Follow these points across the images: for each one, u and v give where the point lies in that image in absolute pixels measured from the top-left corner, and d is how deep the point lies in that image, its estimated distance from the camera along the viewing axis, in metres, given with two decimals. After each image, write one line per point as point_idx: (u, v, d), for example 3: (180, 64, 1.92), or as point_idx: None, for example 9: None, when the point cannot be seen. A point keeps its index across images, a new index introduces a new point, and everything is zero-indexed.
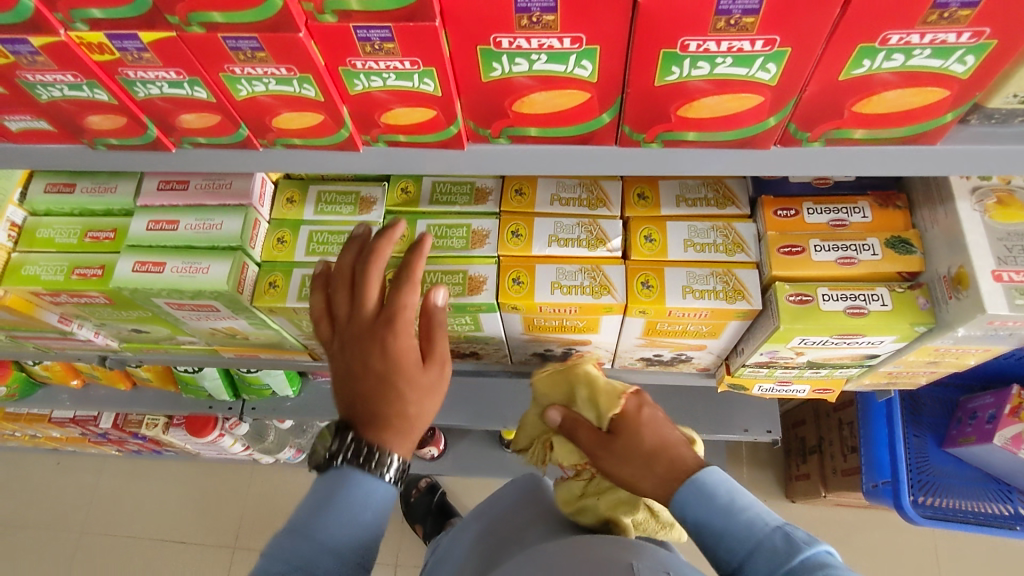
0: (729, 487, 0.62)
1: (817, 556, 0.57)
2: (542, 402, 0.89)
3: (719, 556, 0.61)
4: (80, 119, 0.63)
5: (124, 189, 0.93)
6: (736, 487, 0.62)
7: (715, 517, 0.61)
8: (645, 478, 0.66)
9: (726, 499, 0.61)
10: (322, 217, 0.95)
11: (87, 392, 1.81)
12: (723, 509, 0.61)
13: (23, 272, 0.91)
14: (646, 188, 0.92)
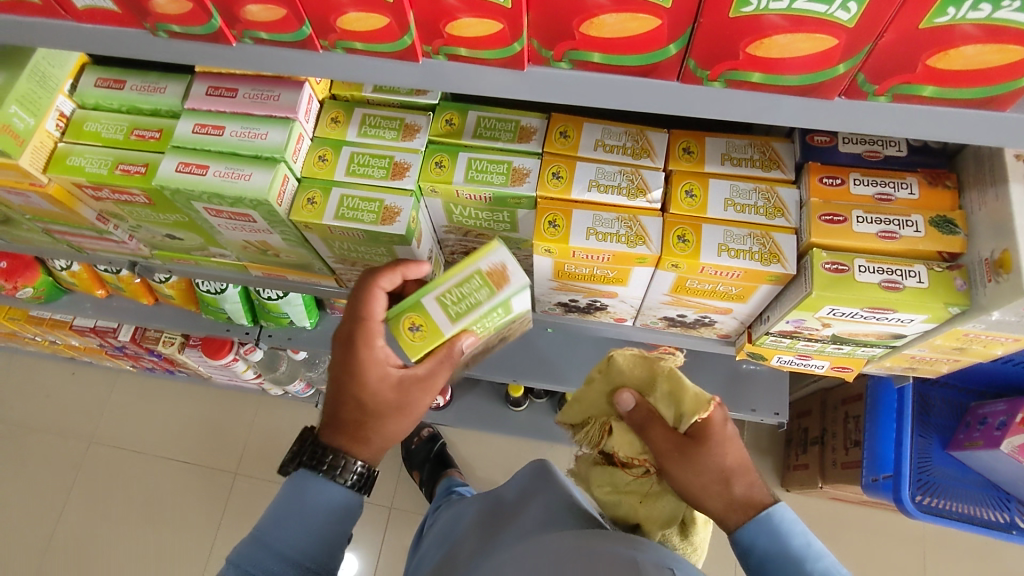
0: (805, 534, 0.75)
1: None
2: (618, 381, 0.89)
3: None
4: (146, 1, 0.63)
5: (173, 91, 0.93)
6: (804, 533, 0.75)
7: (785, 555, 0.73)
8: (718, 496, 0.78)
9: (801, 544, 0.74)
10: (364, 140, 0.94)
11: (109, 302, 1.84)
12: (797, 554, 0.73)
13: (68, 162, 0.92)
14: (692, 143, 0.91)
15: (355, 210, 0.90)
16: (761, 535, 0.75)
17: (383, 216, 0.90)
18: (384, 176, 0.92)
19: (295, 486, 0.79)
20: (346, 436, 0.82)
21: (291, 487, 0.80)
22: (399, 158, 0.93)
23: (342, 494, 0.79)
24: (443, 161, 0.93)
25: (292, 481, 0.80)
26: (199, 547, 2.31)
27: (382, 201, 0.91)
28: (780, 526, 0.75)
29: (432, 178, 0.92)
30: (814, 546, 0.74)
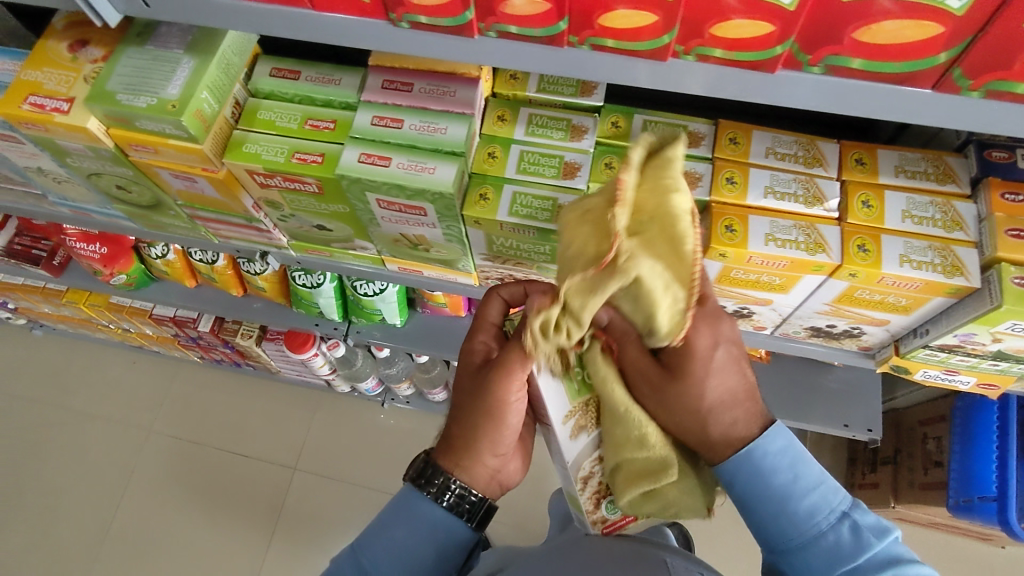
0: (793, 461, 0.77)
1: (879, 543, 0.73)
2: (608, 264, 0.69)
3: (765, 523, 0.78)
4: None
5: (348, 83, 0.95)
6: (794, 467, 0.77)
7: (776, 496, 0.76)
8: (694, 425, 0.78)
9: (787, 480, 0.77)
10: (533, 139, 0.95)
11: (198, 292, 1.85)
12: (781, 491, 0.76)
13: (244, 149, 0.93)
14: (865, 155, 0.91)
15: (528, 207, 0.91)
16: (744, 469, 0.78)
17: (557, 215, 0.91)
18: (555, 175, 0.93)
19: (405, 505, 0.85)
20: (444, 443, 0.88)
21: (397, 501, 0.87)
22: (569, 158, 0.94)
23: (442, 515, 0.84)
24: (612, 163, 0.94)
25: (400, 495, 0.87)
26: (258, 542, 2.30)
27: (555, 200, 0.92)
28: (764, 465, 0.77)
29: (602, 179, 0.93)
30: (802, 480, 0.77)
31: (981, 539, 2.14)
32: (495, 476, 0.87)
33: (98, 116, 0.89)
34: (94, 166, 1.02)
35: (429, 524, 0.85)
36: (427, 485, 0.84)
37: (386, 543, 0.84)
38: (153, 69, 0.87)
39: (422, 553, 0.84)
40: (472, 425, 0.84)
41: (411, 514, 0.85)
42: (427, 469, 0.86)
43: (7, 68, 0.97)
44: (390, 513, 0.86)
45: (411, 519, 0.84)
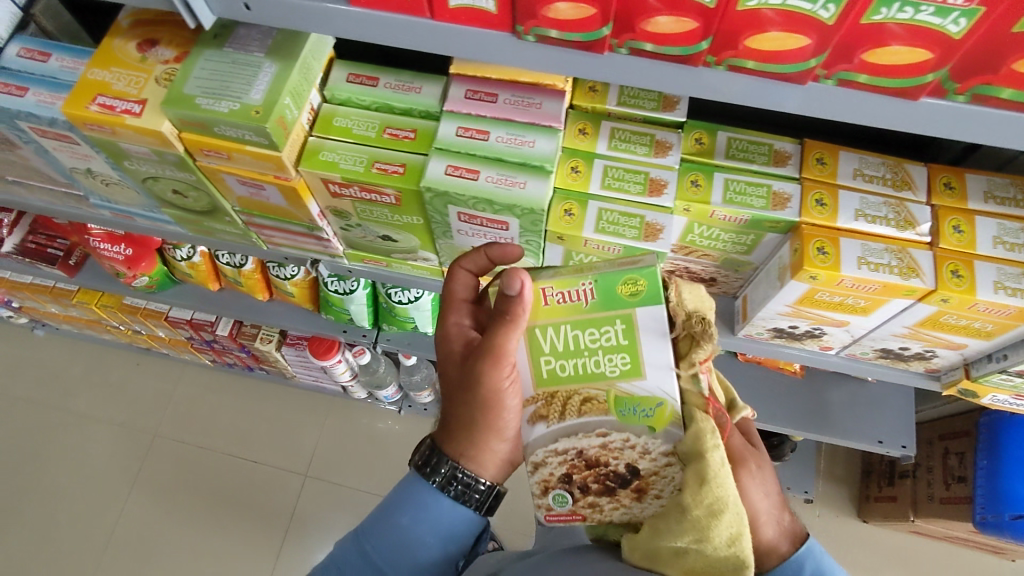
0: None
1: None
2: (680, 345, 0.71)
3: None
4: (541, 5, 0.61)
5: (429, 91, 0.92)
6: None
7: None
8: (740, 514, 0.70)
9: None
10: (617, 154, 0.93)
11: (220, 296, 1.80)
12: None
13: (320, 157, 0.89)
14: (953, 179, 0.91)
15: (615, 224, 0.90)
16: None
17: (645, 232, 0.90)
18: (640, 192, 0.91)
19: (412, 492, 0.79)
20: (444, 432, 0.83)
21: (401, 491, 0.81)
22: (654, 174, 0.92)
23: (451, 506, 0.79)
24: (699, 180, 0.92)
25: (403, 484, 0.81)
26: (268, 550, 2.22)
27: (642, 218, 0.90)
28: None
29: (689, 197, 0.91)
30: None
31: (994, 553, 2.16)
32: (507, 459, 0.82)
33: (172, 119, 0.85)
34: (153, 170, 0.97)
35: (439, 515, 0.79)
36: (433, 474, 0.78)
37: (393, 536, 0.78)
38: (234, 73, 0.84)
39: (432, 545, 0.78)
40: (470, 412, 0.78)
41: (418, 505, 0.79)
42: (431, 456, 0.80)
43: (67, 66, 0.93)
44: (393, 503, 0.80)
45: (419, 512, 0.78)
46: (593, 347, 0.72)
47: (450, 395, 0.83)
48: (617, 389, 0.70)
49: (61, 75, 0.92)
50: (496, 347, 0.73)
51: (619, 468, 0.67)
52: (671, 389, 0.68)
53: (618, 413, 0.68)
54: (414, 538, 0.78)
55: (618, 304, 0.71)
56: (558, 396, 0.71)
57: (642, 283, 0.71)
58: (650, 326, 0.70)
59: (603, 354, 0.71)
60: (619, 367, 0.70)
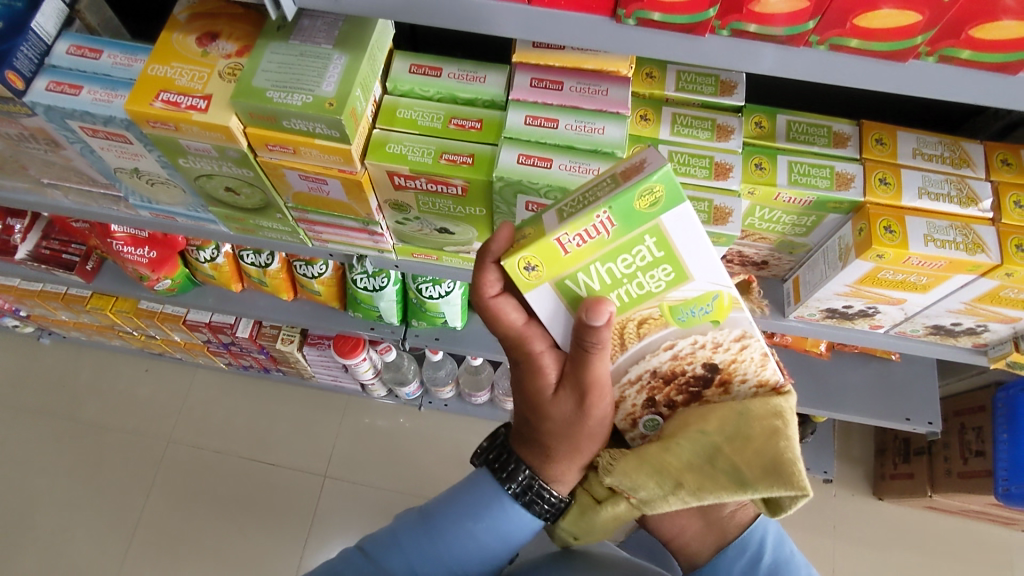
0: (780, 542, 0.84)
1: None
2: None
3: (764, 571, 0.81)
4: None
5: (493, 81, 0.93)
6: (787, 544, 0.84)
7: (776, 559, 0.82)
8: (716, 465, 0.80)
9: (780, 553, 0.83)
10: (680, 139, 0.94)
11: (243, 297, 1.78)
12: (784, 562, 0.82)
13: (387, 150, 0.88)
14: (1009, 155, 0.93)
15: None
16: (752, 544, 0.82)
17: (714, 216, 0.90)
18: (707, 175, 0.92)
19: (483, 494, 0.76)
20: (528, 451, 0.77)
21: (473, 491, 0.77)
22: (719, 158, 0.93)
23: (522, 516, 0.76)
24: (763, 163, 0.93)
25: (474, 482, 0.77)
26: (292, 551, 2.19)
27: (710, 201, 0.91)
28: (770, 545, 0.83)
29: (755, 179, 0.92)
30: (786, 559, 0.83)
31: (1005, 524, 2.21)
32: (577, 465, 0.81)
33: (240, 114, 0.83)
34: (208, 167, 0.96)
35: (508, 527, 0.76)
36: (509, 480, 0.75)
37: (463, 538, 0.74)
38: (304, 66, 0.83)
39: (497, 551, 0.76)
40: (564, 435, 0.73)
41: (490, 509, 0.75)
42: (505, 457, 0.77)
43: (120, 62, 0.91)
44: (466, 505, 0.75)
45: (494, 520, 0.75)
46: (629, 273, 0.64)
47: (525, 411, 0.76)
48: (669, 300, 0.65)
49: (114, 72, 0.90)
50: (596, 383, 0.68)
51: (698, 370, 0.72)
52: (724, 280, 0.63)
53: (678, 321, 0.67)
54: (484, 541, 0.75)
55: (640, 223, 0.61)
56: (615, 329, 0.69)
57: (659, 190, 0.60)
58: (684, 228, 0.61)
59: (644, 274, 0.64)
60: (664, 280, 0.64)
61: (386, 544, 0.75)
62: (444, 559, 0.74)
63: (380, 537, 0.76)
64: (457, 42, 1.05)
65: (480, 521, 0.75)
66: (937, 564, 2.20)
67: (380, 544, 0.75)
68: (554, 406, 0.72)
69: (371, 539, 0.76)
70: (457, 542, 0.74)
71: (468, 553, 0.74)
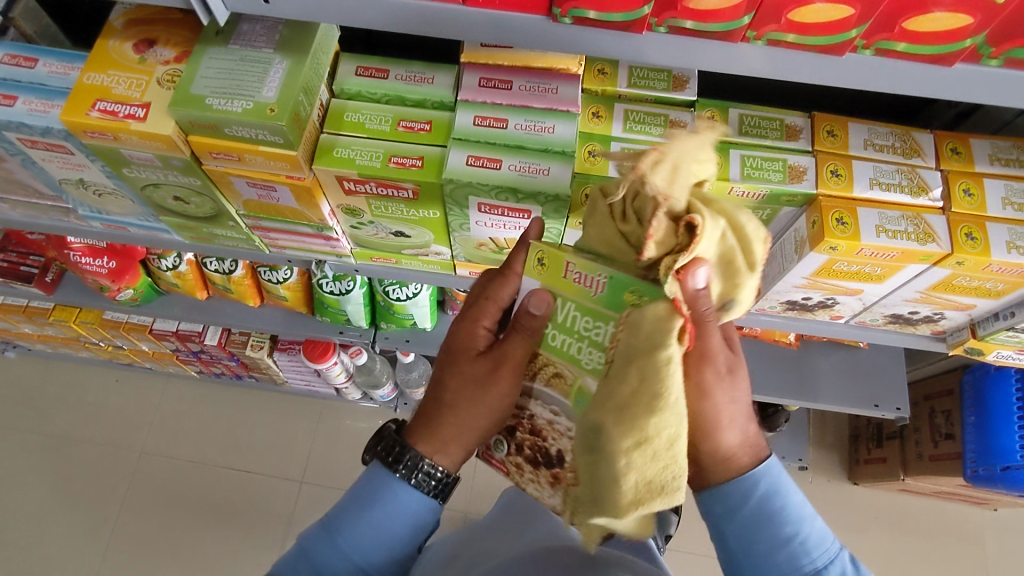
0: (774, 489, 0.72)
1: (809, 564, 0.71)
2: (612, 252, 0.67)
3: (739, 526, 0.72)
4: None
5: (442, 81, 0.92)
6: (781, 496, 0.72)
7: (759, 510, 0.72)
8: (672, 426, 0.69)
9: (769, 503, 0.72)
10: (632, 135, 0.93)
11: (208, 304, 1.75)
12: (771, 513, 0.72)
13: (335, 154, 0.87)
14: (958, 144, 0.94)
15: None
16: (729, 496, 0.72)
17: None
18: None
19: (376, 481, 0.76)
20: (423, 424, 0.78)
21: (365, 484, 0.77)
22: None
23: (415, 495, 0.76)
24: (715, 158, 0.93)
25: (367, 476, 0.77)
26: (270, 559, 2.17)
27: None
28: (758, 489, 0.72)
29: (708, 175, 0.92)
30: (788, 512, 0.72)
31: (978, 504, 2.24)
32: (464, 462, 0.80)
33: (180, 122, 0.81)
34: (154, 176, 0.93)
35: (402, 507, 0.76)
36: (396, 464, 0.75)
37: (360, 529, 0.75)
38: (244, 71, 0.81)
39: (401, 534, 0.76)
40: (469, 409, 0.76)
41: (385, 494, 0.75)
42: (397, 449, 0.76)
43: (57, 71, 0.88)
44: (360, 495, 0.76)
45: (389, 503, 0.75)
46: (583, 334, 0.68)
47: (439, 378, 0.79)
48: (583, 381, 0.67)
49: (51, 81, 0.87)
50: (510, 356, 0.74)
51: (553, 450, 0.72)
52: None
53: (575, 403, 0.68)
54: (382, 526, 0.75)
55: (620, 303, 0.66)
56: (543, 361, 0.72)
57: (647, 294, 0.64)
58: None
59: (587, 346, 0.68)
60: (594, 362, 0.67)
61: (297, 554, 0.76)
62: (347, 555, 0.74)
63: (296, 547, 0.77)
64: (412, 44, 1.04)
65: (372, 508, 0.75)
66: (913, 547, 2.23)
67: (294, 556, 0.76)
68: (476, 373, 0.75)
69: (290, 554, 0.78)
70: (356, 534, 0.74)
71: (369, 543, 0.75)
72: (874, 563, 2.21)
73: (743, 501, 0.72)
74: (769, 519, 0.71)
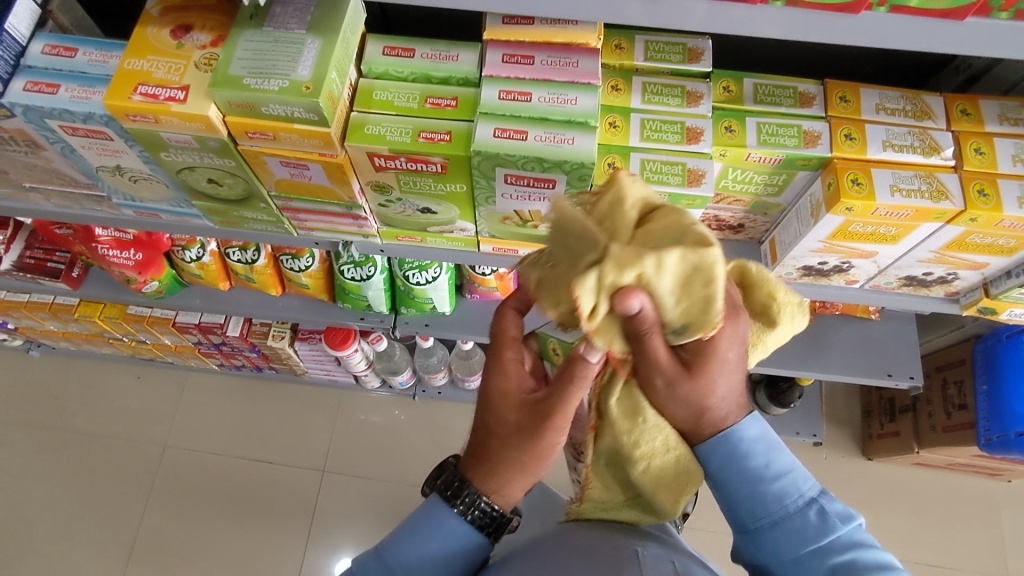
0: (739, 443, 0.71)
1: (784, 509, 0.70)
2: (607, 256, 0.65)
3: (711, 480, 0.73)
4: None
5: (466, 59, 0.95)
6: (750, 456, 0.71)
7: (729, 464, 0.71)
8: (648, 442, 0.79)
9: (739, 458, 0.71)
10: (651, 106, 0.97)
11: (232, 295, 1.79)
12: (740, 466, 0.71)
13: (366, 131, 0.90)
14: (968, 105, 0.97)
15: (659, 173, 0.93)
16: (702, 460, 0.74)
17: (688, 178, 0.93)
18: (679, 140, 0.94)
19: (429, 514, 0.79)
20: (471, 461, 0.81)
21: (419, 512, 0.80)
22: (690, 123, 0.95)
23: (466, 532, 0.78)
24: (733, 126, 0.96)
25: (424, 505, 0.80)
26: (295, 547, 2.21)
27: (684, 164, 0.93)
28: (732, 445, 0.71)
29: (726, 142, 0.95)
30: (752, 463, 0.71)
31: (990, 475, 2.27)
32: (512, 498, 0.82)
33: (218, 103, 0.85)
34: (190, 159, 0.97)
35: (452, 542, 0.78)
36: (457, 500, 0.78)
37: (411, 560, 0.77)
38: (279, 52, 0.85)
39: (449, 573, 0.79)
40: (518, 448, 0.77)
41: (439, 528, 0.78)
42: (457, 484, 0.79)
43: (96, 59, 0.91)
44: (413, 528, 0.79)
45: (446, 541, 0.78)
46: None
47: (480, 422, 0.81)
48: None
49: (90, 69, 0.91)
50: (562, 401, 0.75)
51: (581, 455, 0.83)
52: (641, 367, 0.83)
53: None
54: (432, 559, 0.78)
55: None
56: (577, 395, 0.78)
57: None
58: None
59: None
60: None
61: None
62: None
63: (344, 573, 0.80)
64: (430, 21, 1.07)
65: (425, 541, 0.78)
66: (927, 519, 2.26)
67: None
68: (513, 419, 0.78)
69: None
70: (405, 563, 0.77)
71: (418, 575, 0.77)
72: (890, 537, 2.23)
73: (705, 457, 0.73)
74: (745, 479, 0.71)
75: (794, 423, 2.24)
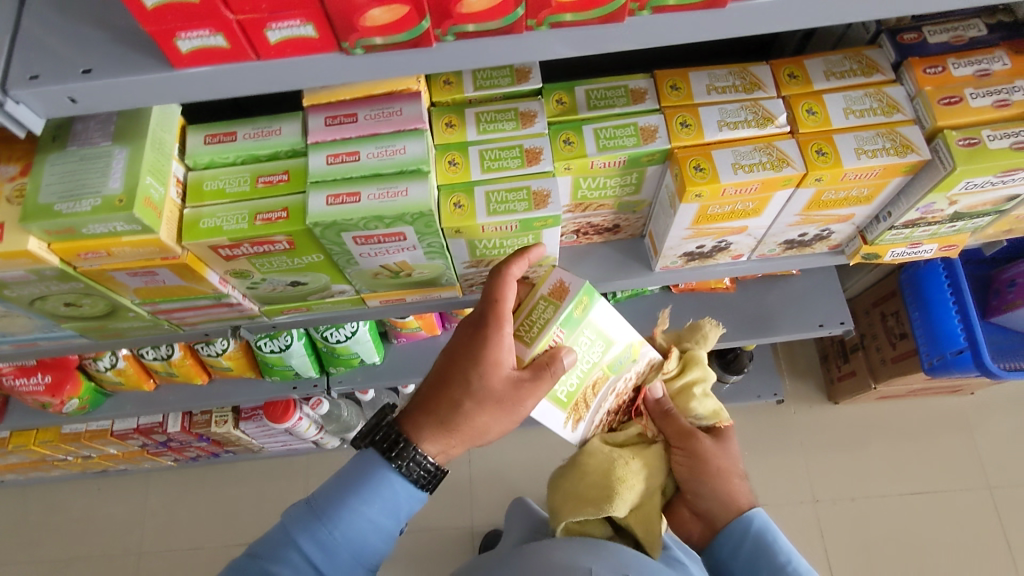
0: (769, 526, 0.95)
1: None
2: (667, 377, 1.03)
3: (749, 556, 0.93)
4: (358, 15, 0.63)
5: (290, 130, 0.93)
6: (773, 532, 0.95)
7: (761, 541, 0.94)
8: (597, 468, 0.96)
9: (771, 538, 0.94)
10: (487, 136, 0.96)
11: (159, 393, 1.74)
12: (773, 543, 0.93)
13: (201, 226, 0.88)
14: (795, 68, 0.98)
15: (505, 202, 0.92)
16: (734, 533, 0.96)
17: (534, 202, 0.91)
18: (520, 165, 0.94)
19: (367, 469, 0.89)
20: (434, 424, 0.91)
21: (360, 466, 0.89)
22: (528, 145, 0.95)
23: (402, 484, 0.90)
24: (571, 138, 0.96)
25: (360, 459, 0.90)
26: None
27: (528, 188, 0.92)
28: (765, 526, 0.95)
29: (566, 156, 0.94)
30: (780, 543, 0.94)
31: (953, 393, 2.30)
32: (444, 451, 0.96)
33: (36, 234, 0.82)
34: (36, 290, 0.94)
35: (387, 497, 0.89)
36: (397, 458, 0.88)
37: (352, 517, 0.86)
38: (86, 170, 0.82)
39: (386, 526, 0.89)
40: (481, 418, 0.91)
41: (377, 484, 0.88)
42: (396, 440, 0.89)
43: None
44: (354, 484, 0.88)
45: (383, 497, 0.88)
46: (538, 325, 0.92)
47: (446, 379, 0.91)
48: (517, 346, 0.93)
49: None
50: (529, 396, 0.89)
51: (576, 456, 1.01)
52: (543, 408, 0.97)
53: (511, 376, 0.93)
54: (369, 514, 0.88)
55: None
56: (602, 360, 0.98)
57: None
58: None
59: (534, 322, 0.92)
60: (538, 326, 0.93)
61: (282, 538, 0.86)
62: (334, 537, 0.86)
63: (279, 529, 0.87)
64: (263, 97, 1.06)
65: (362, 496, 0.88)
66: (903, 449, 2.28)
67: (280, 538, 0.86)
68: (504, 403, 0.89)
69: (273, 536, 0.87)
70: (343, 516, 0.86)
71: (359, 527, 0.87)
72: (871, 475, 2.25)
73: (744, 534, 0.95)
74: (762, 549, 0.93)
75: (753, 386, 2.25)
